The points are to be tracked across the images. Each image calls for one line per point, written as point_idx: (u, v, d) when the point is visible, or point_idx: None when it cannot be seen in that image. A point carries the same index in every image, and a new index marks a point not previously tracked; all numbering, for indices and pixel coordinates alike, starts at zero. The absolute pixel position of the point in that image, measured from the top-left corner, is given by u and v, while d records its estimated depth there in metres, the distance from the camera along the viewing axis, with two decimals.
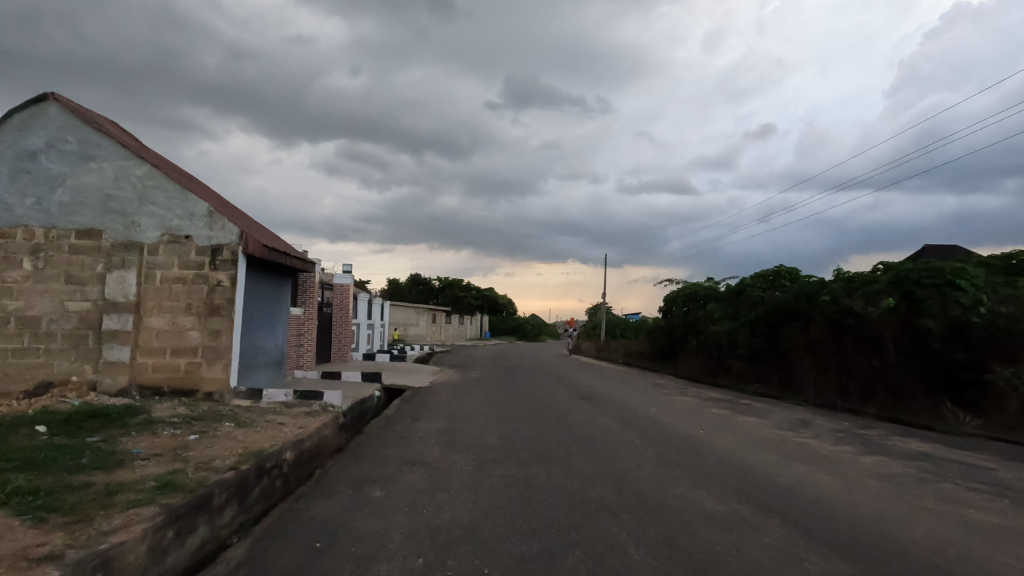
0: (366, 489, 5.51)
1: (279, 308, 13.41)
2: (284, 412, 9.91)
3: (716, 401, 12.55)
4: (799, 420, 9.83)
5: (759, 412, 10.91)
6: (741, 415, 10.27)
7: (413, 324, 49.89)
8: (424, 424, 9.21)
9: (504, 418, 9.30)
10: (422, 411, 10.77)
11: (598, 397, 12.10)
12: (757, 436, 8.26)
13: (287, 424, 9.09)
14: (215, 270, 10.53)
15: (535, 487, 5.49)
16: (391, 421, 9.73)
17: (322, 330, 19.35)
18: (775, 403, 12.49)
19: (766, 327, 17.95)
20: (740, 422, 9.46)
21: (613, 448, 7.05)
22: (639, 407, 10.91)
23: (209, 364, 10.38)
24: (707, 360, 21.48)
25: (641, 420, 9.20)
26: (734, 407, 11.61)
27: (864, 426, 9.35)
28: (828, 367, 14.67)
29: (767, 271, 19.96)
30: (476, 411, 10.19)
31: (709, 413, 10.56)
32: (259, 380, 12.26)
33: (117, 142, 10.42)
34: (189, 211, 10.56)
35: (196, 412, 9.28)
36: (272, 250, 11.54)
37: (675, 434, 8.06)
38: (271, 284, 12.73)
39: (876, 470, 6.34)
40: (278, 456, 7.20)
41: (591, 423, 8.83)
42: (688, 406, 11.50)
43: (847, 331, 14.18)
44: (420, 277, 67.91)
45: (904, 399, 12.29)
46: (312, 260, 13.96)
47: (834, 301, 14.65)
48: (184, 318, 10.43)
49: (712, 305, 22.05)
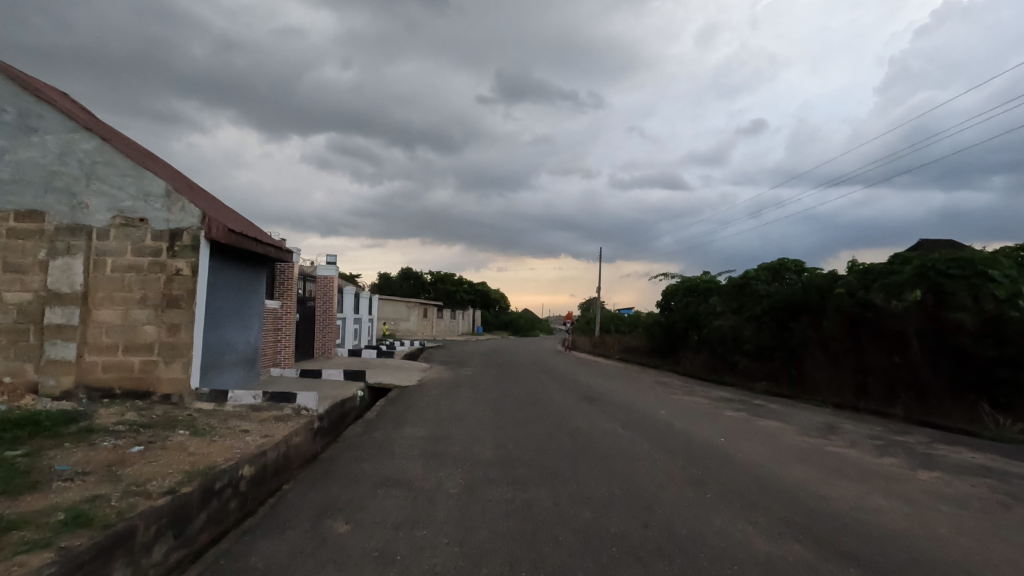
0: (328, 522, 4.44)
1: (251, 301, 12.26)
2: (251, 417, 8.81)
3: (728, 401, 11.58)
4: (826, 425, 8.85)
5: (778, 414, 9.94)
6: (761, 419, 9.27)
7: (403, 319, 48.76)
8: (408, 430, 8.14)
9: (498, 424, 8.25)
10: (407, 415, 9.69)
11: (600, 398, 11.07)
12: (787, 445, 7.25)
13: (252, 432, 7.99)
14: (174, 257, 9.37)
15: (538, 519, 4.46)
16: (372, 427, 8.66)
17: (304, 324, 18.22)
18: (792, 404, 11.52)
19: (774, 322, 17.02)
20: (762, 428, 8.46)
21: (627, 464, 6.02)
22: (647, 409, 9.91)
23: (167, 363, 9.23)
24: (709, 356, 20.57)
25: (652, 426, 8.17)
26: (749, 408, 10.63)
27: (900, 432, 8.39)
28: (844, 365, 13.76)
29: (772, 263, 19.09)
30: (466, 415, 9.15)
31: (724, 416, 9.57)
32: (227, 380, 11.12)
33: (63, 112, 9.20)
34: (145, 191, 9.39)
35: (148, 418, 8.15)
36: (240, 236, 10.39)
37: (694, 443, 7.06)
38: (241, 274, 11.59)
39: (942, 490, 5.33)
40: (233, 474, 6.11)
41: (598, 430, 7.80)
42: (700, 408, 10.49)
43: (864, 326, 13.26)
44: (411, 271, 66.67)
45: (930, 399, 11.40)
46: (288, 249, 12.82)
47: (850, 294, 13.73)
48: (139, 311, 9.28)
49: (714, 298, 21.10)
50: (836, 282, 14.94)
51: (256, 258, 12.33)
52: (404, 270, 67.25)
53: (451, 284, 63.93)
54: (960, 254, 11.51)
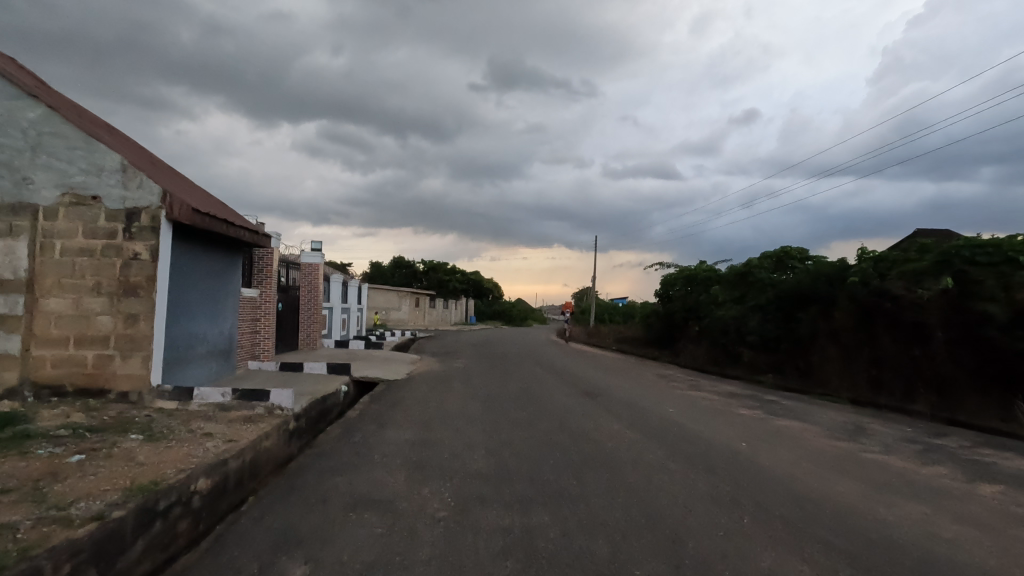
0: (283, 563, 3.58)
1: (224, 289, 11.31)
2: (217, 418, 7.93)
3: (738, 397, 10.82)
4: (851, 425, 8.11)
5: (795, 412, 9.21)
6: (779, 418, 8.51)
7: (395, 308, 47.84)
8: (391, 433, 7.30)
9: (492, 427, 7.43)
10: (393, 413, 8.85)
11: (603, 394, 10.27)
12: (817, 451, 6.48)
13: (216, 436, 7.10)
14: (130, 240, 8.40)
15: (544, 556, 3.64)
16: (353, 428, 7.81)
17: (287, 314, 17.27)
18: (807, 400, 10.78)
19: (779, 312, 16.30)
20: (784, 429, 7.69)
21: (641, 478, 5.22)
22: (654, 407, 9.11)
23: (124, 357, 8.30)
24: (711, 348, 19.85)
25: (664, 429, 7.36)
26: (763, 405, 9.87)
27: (934, 433, 7.65)
28: (856, 357, 13.06)
29: (776, 251, 18.35)
30: (458, 415, 8.33)
31: (738, 415, 8.81)
32: (197, 375, 10.21)
33: (3, 75, 8.17)
34: (97, 165, 8.39)
35: (97, 421, 7.23)
36: (209, 217, 9.43)
37: (713, 451, 6.27)
38: (212, 260, 10.63)
39: (1013, 511, 4.57)
40: (183, 490, 5.24)
41: (604, 434, 7.00)
42: (710, 404, 9.75)
43: (880, 317, 12.54)
44: (402, 260, 65.52)
45: (952, 396, 10.67)
46: (265, 234, 11.87)
47: (863, 283, 13.02)
48: (91, 299, 8.32)
49: (715, 287, 20.36)
50: (849, 271, 14.22)
51: (230, 243, 11.37)
52: (396, 258, 66.16)
53: (444, 273, 62.97)
54: (986, 239, 10.77)
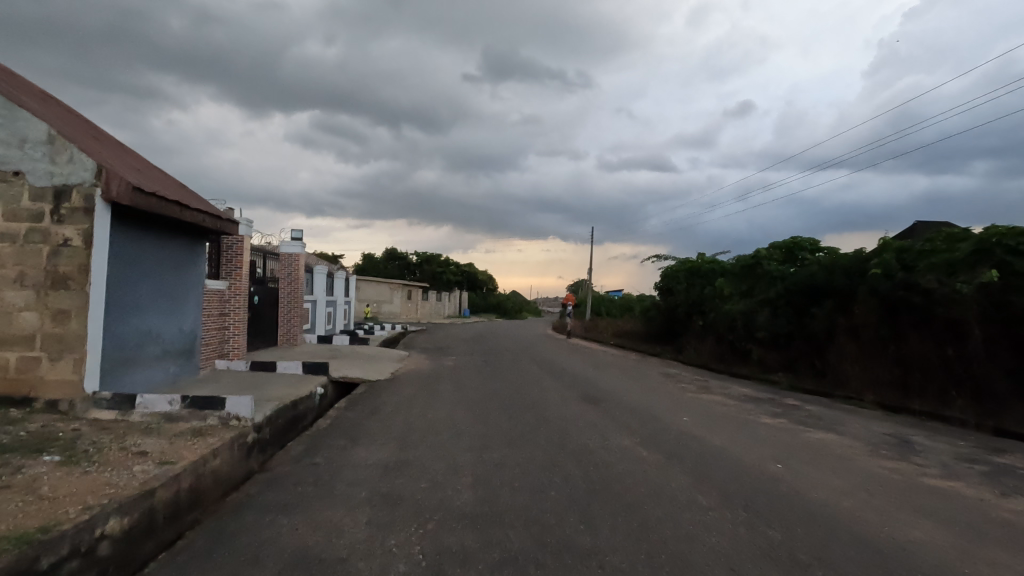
0: None
1: (183, 281, 10.13)
2: (160, 431, 6.77)
3: (756, 401, 9.77)
4: (894, 438, 7.06)
5: (823, 420, 8.18)
6: (810, 429, 7.46)
7: (386, 301, 46.61)
8: (362, 451, 6.20)
9: (480, 444, 6.34)
10: (368, 424, 7.74)
11: (606, 399, 9.21)
12: (869, 477, 5.42)
13: (151, 455, 5.95)
14: (59, 224, 7.21)
15: None
16: (319, 444, 6.69)
17: (263, 308, 16.08)
18: (832, 405, 9.74)
19: (790, 306, 15.29)
20: (820, 444, 6.64)
21: (667, 523, 4.13)
22: (667, 416, 8.03)
23: (53, 360, 7.14)
24: (716, 343, 18.82)
25: (682, 447, 6.28)
26: (786, 412, 8.82)
27: (992, 449, 6.63)
28: (877, 356, 12.07)
29: (784, 242, 17.33)
30: (442, 427, 7.23)
31: (761, 424, 7.77)
32: (149, 377, 9.04)
33: None
34: (19, 134, 7.17)
35: (9, 437, 6.06)
36: (158, 198, 8.24)
37: (745, 478, 5.21)
38: (167, 249, 9.43)
39: None
40: (82, 538, 4.10)
41: (615, 455, 5.91)
42: (726, 411, 8.69)
43: (905, 313, 11.54)
44: (395, 252, 64.20)
45: (990, 400, 9.66)
46: (230, 222, 10.71)
47: (886, 276, 11.99)
48: (15, 293, 7.14)
49: (720, 280, 19.34)
50: (870, 263, 13.18)
51: (190, 230, 10.18)
52: (388, 250, 64.81)
53: (437, 265, 61.71)
54: None
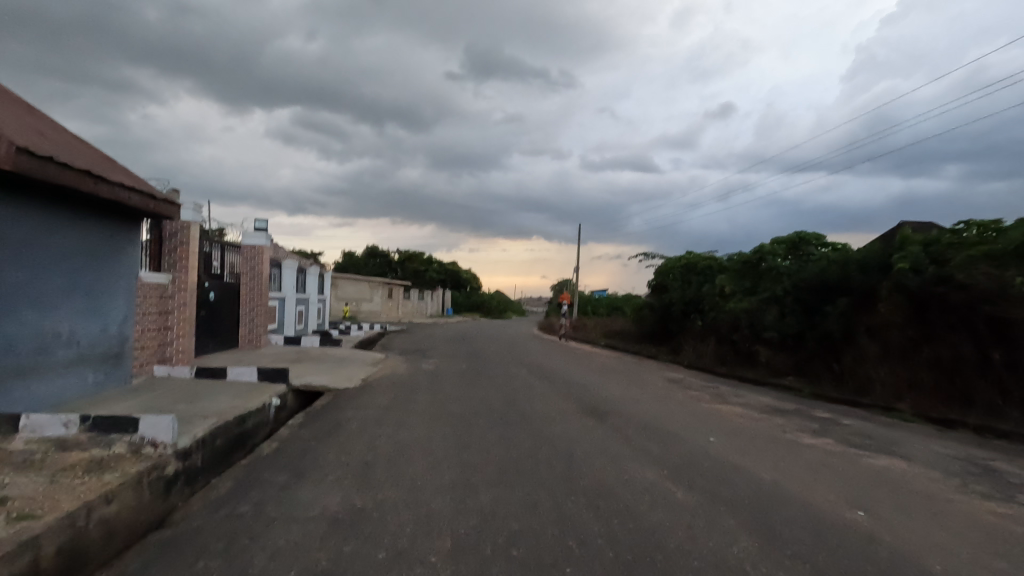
0: None
1: (111, 273, 8.52)
2: (43, 464, 5.18)
3: (783, 413, 8.45)
4: (974, 465, 5.75)
5: (875, 439, 6.85)
6: (869, 453, 6.08)
7: (365, 299, 44.81)
8: (308, 493, 4.69)
9: (463, 482, 4.88)
10: (323, 448, 6.21)
11: (613, 413, 7.78)
12: (985, 532, 4.05)
13: (13, 501, 4.37)
14: None
15: None
16: (253, 481, 5.14)
17: (221, 306, 14.40)
18: (871, 418, 8.45)
19: (800, 305, 14.09)
20: (890, 476, 5.30)
21: None
22: (689, 436, 6.63)
23: None
24: (717, 345, 17.58)
25: (724, 484, 4.85)
26: (825, 428, 7.47)
27: None
28: (906, 359, 10.90)
29: (789, 236, 16.14)
30: (416, 455, 5.74)
31: (804, 445, 6.42)
32: (59, 389, 7.40)
33: None
34: None
35: None
36: (62, 166, 6.60)
37: (823, 537, 3.83)
38: (84, 234, 7.80)
39: None
40: None
41: (643, 500, 4.46)
42: (757, 427, 7.33)
43: (938, 313, 10.36)
44: (376, 249, 62.32)
45: None
46: (167, 203, 9.08)
47: (914, 271, 10.72)
48: None
49: (720, 277, 18.14)
50: (890, 258, 11.93)
51: (118, 213, 8.56)
52: (368, 248, 62.82)
53: (419, 262, 59.97)
54: None
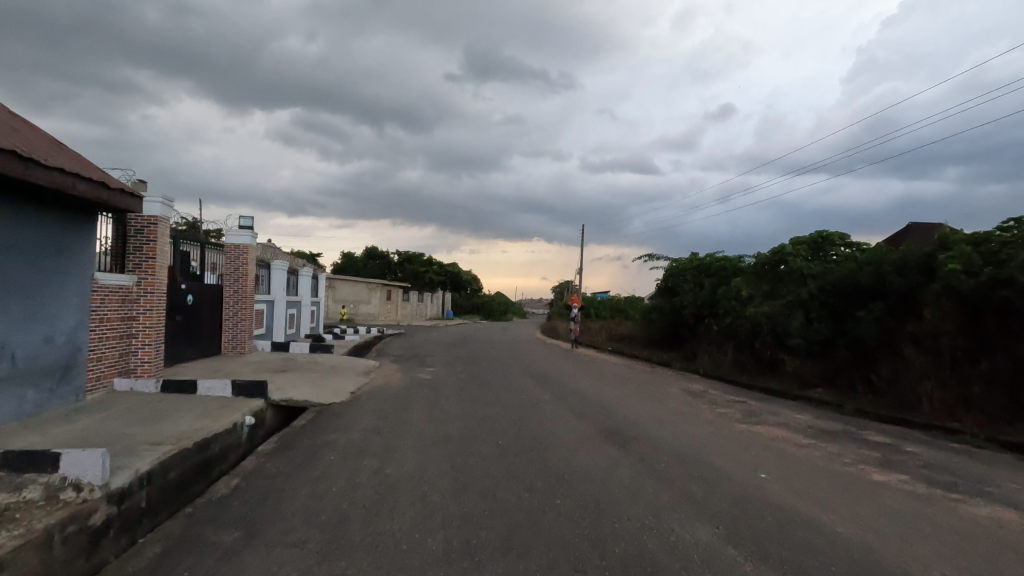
0: None
1: (56, 274, 7.38)
2: None
3: (832, 437, 7.31)
4: None
5: (957, 475, 5.70)
6: (962, 498, 4.93)
7: (364, 301, 43.67)
8: (257, 566, 3.54)
9: (463, 547, 3.73)
10: (292, 490, 5.05)
11: (638, 440, 6.62)
12: None
13: None
14: None
15: None
16: (192, 542, 4.00)
17: (202, 310, 13.27)
18: (935, 443, 7.30)
19: (828, 309, 12.92)
20: (1005, 534, 4.14)
21: None
22: (737, 473, 5.47)
23: None
24: (735, 352, 16.41)
25: (805, 552, 3.70)
26: (892, 458, 6.30)
27: None
28: (958, 372, 9.78)
29: (810, 235, 14.93)
30: (404, 502, 4.58)
31: (877, 484, 5.28)
32: None
33: None
34: None
35: None
36: None
37: None
38: (18, 229, 6.66)
39: None
40: None
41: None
42: (811, 457, 6.19)
43: (995, 321, 9.25)
44: (375, 251, 61.14)
45: None
46: (124, 193, 7.92)
47: (965, 272, 9.49)
48: None
49: (736, 279, 16.96)
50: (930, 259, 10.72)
51: (64, 204, 7.40)
52: (368, 249, 61.65)
53: (419, 263, 58.83)
54: None
